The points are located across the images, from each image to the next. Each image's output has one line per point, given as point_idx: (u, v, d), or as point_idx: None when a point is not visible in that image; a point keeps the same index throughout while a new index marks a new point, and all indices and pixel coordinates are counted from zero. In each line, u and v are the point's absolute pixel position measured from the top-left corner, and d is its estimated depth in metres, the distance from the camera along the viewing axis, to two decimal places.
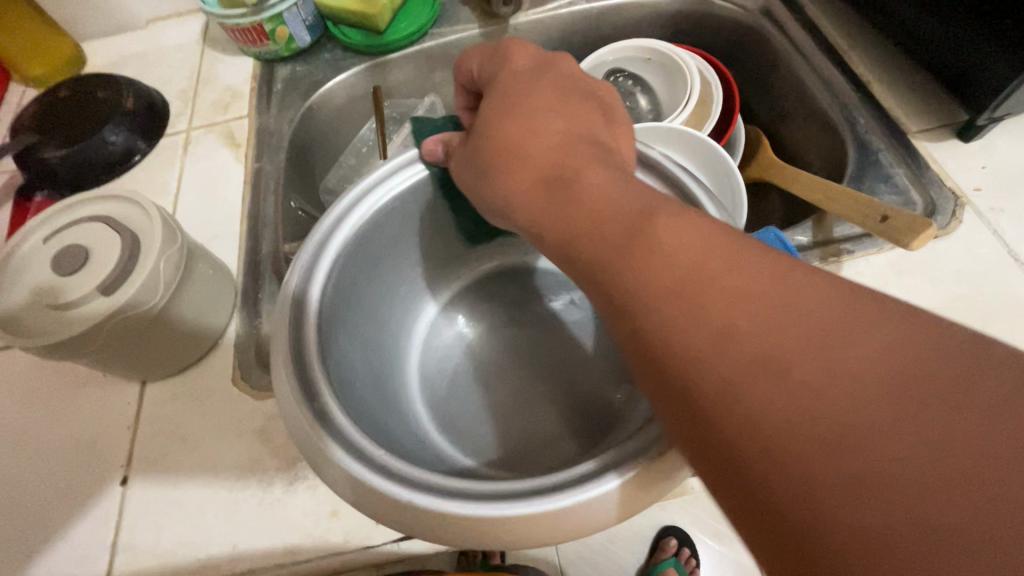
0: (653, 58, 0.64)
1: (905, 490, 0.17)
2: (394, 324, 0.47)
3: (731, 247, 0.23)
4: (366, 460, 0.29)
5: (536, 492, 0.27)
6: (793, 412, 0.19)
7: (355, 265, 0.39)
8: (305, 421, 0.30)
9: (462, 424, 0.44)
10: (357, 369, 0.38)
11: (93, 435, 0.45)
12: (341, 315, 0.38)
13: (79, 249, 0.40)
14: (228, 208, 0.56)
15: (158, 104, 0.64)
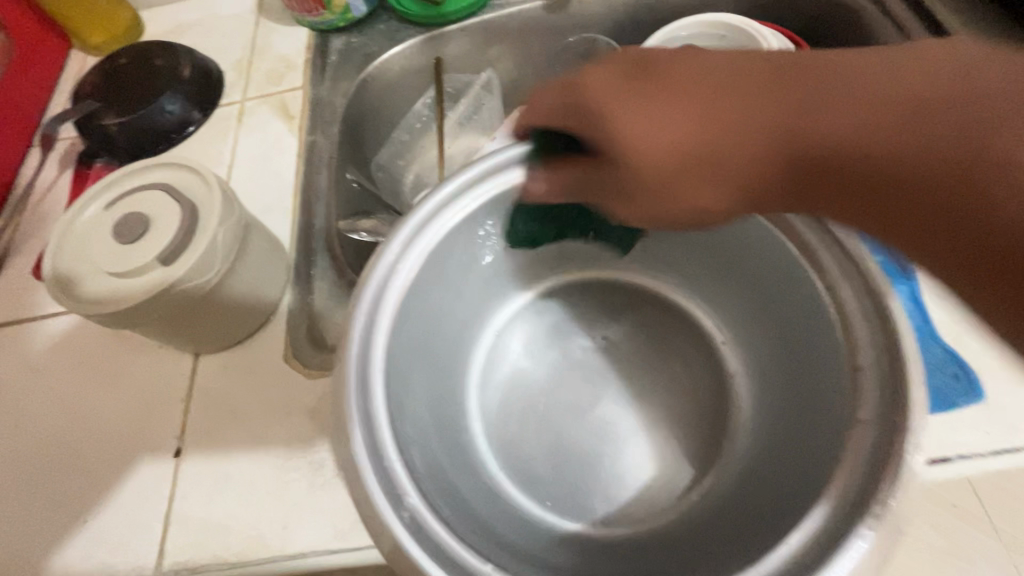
0: (728, 34, 0.59)
1: (929, 175, 0.24)
2: (465, 336, 0.45)
3: (819, 67, 0.28)
4: (425, 544, 0.28)
5: None
6: (884, 165, 0.25)
7: (415, 309, 0.36)
8: (366, 483, 0.29)
9: (529, 450, 0.44)
10: (421, 403, 0.37)
11: (149, 403, 0.45)
12: (409, 342, 0.36)
13: (140, 218, 0.39)
14: (281, 180, 0.55)
15: (214, 73, 0.63)
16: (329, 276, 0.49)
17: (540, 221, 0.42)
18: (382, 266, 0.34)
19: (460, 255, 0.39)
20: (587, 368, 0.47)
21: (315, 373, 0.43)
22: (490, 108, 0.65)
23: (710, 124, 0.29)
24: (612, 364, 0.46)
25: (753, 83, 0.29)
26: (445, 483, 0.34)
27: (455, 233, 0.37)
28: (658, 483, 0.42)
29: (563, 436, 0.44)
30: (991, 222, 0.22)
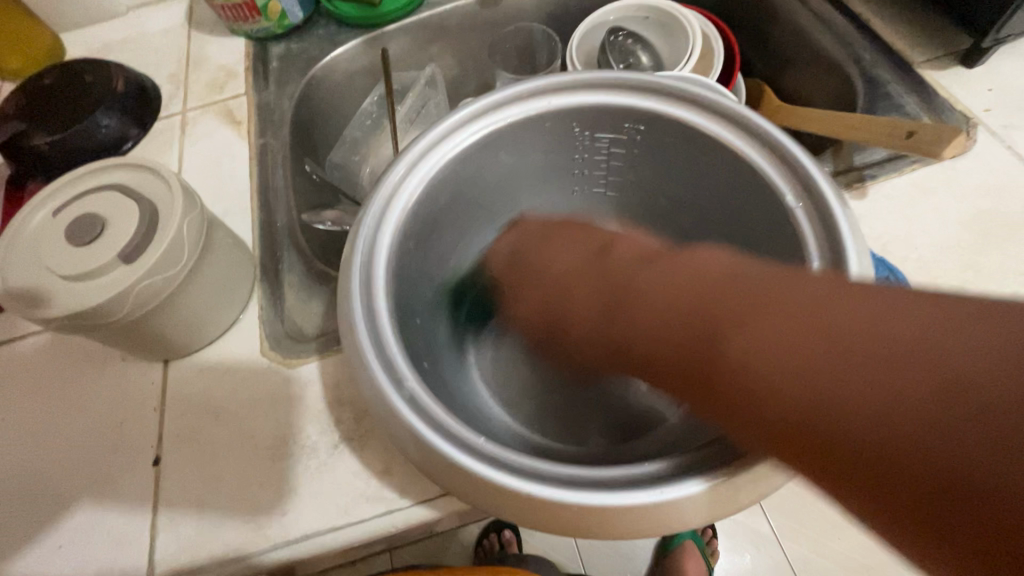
0: (651, 16, 0.64)
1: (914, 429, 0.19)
2: (461, 273, 0.50)
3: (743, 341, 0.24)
4: (422, 414, 0.31)
5: (650, 483, 0.28)
6: (870, 450, 0.19)
7: (413, 237, 0.41)
8: (366, 355, 0.32)
9: (508, 383, 0.48)
10: (420, 316, 0.42)
11: (119, 417, 0.42)
12: (412, 257, 0.41)
13: (96, 218, 0.38)
14: (233, 182, 0.54)
15: (149, 88, 0.62)
16: (299, 271, 0.50)
17: (517, 167, 0.47)
18: (385, 193, 0.39)
19: (461, 189, 0.45)
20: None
21: (293, 362, 0.43)
22: (436, 103, 0.67)
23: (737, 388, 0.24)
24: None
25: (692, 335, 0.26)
26: (438, 384, 0.37)
27: (448, 169, 0.41)
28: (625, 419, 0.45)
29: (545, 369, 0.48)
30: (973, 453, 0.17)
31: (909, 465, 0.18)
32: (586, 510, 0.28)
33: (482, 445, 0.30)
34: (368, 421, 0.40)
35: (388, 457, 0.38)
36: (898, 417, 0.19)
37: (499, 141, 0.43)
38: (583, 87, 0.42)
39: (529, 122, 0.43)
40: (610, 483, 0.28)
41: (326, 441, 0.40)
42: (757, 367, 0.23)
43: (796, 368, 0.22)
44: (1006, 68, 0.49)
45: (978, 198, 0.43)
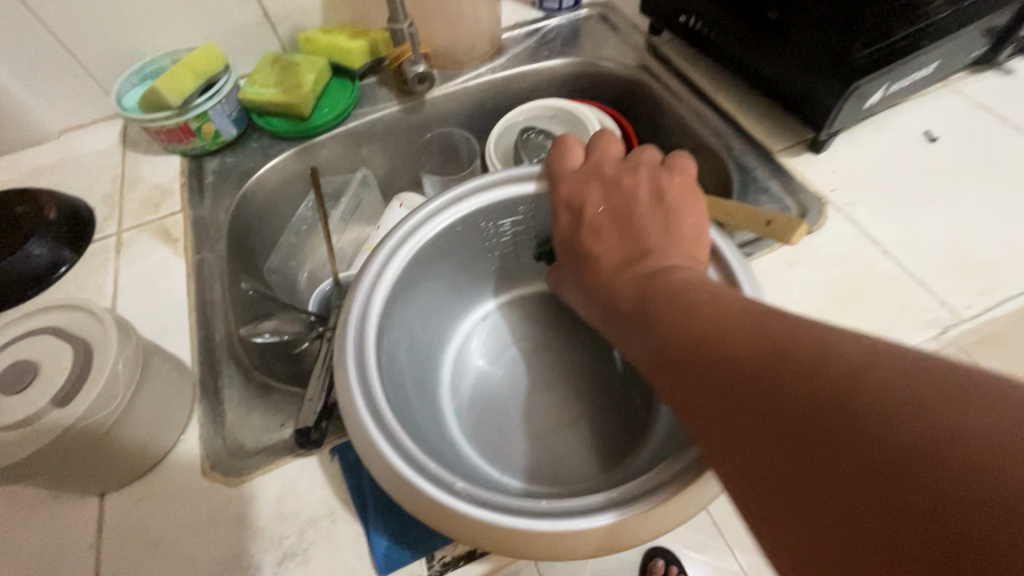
0: (557, 114, 0.72)
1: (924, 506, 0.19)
2: (436, 336, 0.53)
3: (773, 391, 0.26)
4: (404, 456, 0.34)
5: (593, 509, 0.33)
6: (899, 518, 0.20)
7: (393, 308, 0.43)
8: (363, 421, 0.35)
9: (483, 432, 0.49)
10: (404, 381, 0.44)
11: (52, 560, 0.42)
12: (394, 338, 0.44)
13: (28, 363, 0.39)
14: (171, 300, 0.56)
15: (83, 211, 0.64)
16: (237, 384, 0.51)
17: (480, 241, 0.51)
18: (367, 277, 0.41)
19: (435, 265, 0.48)
20: (540, 351, 0.55)
21: (236, 480, 0.44)
22: (370, 202, 0.73)
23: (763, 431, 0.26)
24: (561, 350, 0.54)
25: (724, 367, 0.28)
26: (422, 438, 0.41)
27: (426, 249, 0.45)
28: (600, 447, 0.47)
29: (520, 419, 0.50)
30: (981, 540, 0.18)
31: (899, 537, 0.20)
32: (551, 534, 0.32)
33: (450, 478, 0.34)
34: (312, 532, 0.41)
35: (331, 567, 0.39)
36: (908, 461, 0.20)
37: (463, 225, 0.47)
38: (540, 178, 0.47)
39: (496, 207, 0.47)
40: (563, 513, 0.33)
41: (272, 557, 0.40)
42: (802, 366, 0.25)
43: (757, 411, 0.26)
44: (845, 152, 0.59)
45: (833, 267, 0.51)
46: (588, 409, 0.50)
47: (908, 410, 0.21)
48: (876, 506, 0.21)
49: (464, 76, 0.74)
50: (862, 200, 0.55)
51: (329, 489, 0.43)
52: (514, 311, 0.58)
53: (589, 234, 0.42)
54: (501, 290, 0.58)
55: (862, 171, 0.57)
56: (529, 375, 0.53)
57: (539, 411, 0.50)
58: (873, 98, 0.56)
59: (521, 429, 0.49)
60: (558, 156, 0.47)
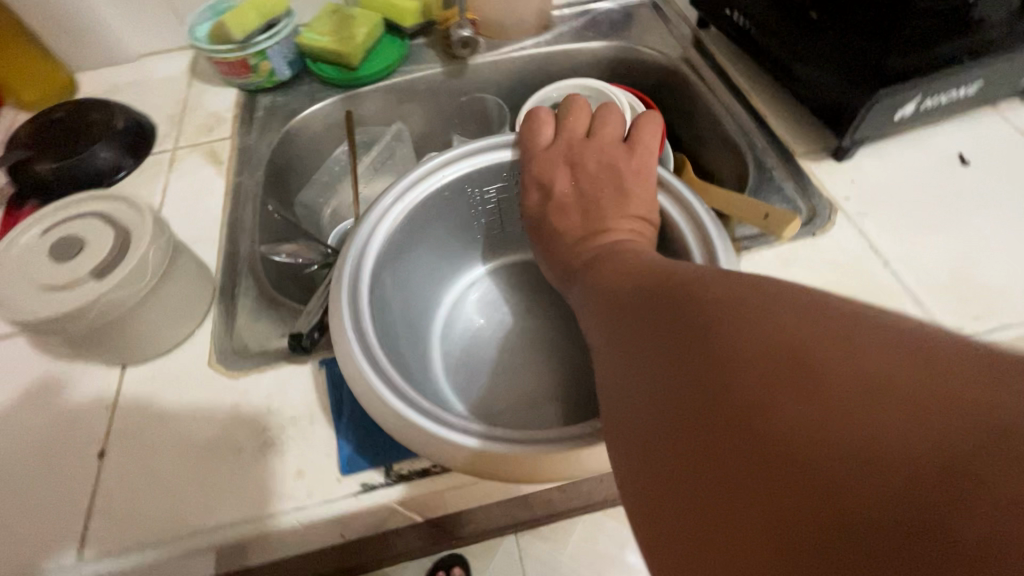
0: (591, 95, 0.74)
1: (868, 431, 0.19)
2: (433, 288, 0.57)
3: (720, 335, 0.25)
4: (377, 373, 0.38)
5: (545, 438, 0.36)
6: (848, 452, 0.19)
7: (391, 256, 0.47)
8: (348, 334, 0.39)
9: (465, 379, 0.53)
10: (395, 320, 0.48)
11: (76, 413, 0.48)
12: (386, 287, 0.47)
13: (77, 238, 0.45)
14: (207, 214, 0.61)
15: (147, 126, 0.71)
16: (251, 294, 0.56)
17: (481, 203, 0.54)
18: (369, 224, 0.45)
19: (435, 220, 0.52)
20: (529, 312, 0.58)
21: (236, 373, 0.49)
22: (401, 155, 0.77)
23: (708, 374, 0.25)
24: (550, 312, 0.57)
25: (678, 319, 0.28)
26: (402, 367, 0.45)
27: (425, 205, 0.49)
28: (572, 406, 0.50)
29: (500, 372, 0.53)
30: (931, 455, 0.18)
31: (846, 474, 0.19)
32: (490, 453, 0.35)
33: (412, 395, 0.38)
34: (291, 428, 0.46)
35: (302, 460, 0.44)
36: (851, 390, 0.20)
37: (461, 184, 0.50)
38: (517, 146, 0.50)
39: (481, 173, 0.50)
40: (514, 437, 0.36)
41: (251, 444, 0.45)
42: (746, 312, 0.25)
43: (702, 356, 0.25)
44: (868, 164, 0.58)
45: (829, 272, 0.51)
46: (568, 372, 0.52)
47: (845, 342, 0.22)
48: (822, 442, 0.20)
49: (507, 47, 0.77)
50: (875, 212, 0.54)
51: (313, 395, 0.47)
52: (510, 273, 0.61)
53: (570, 196, 0.44)
54: (495, 253, 0.61)
55: (882, 184, 0.56)
56: (515, 330, 0.56)
57: (518, 369, 0.53)
58: (906, 110, 0.54)
59: (501, 381, 0.53)
60: (527, 135, 0.48)
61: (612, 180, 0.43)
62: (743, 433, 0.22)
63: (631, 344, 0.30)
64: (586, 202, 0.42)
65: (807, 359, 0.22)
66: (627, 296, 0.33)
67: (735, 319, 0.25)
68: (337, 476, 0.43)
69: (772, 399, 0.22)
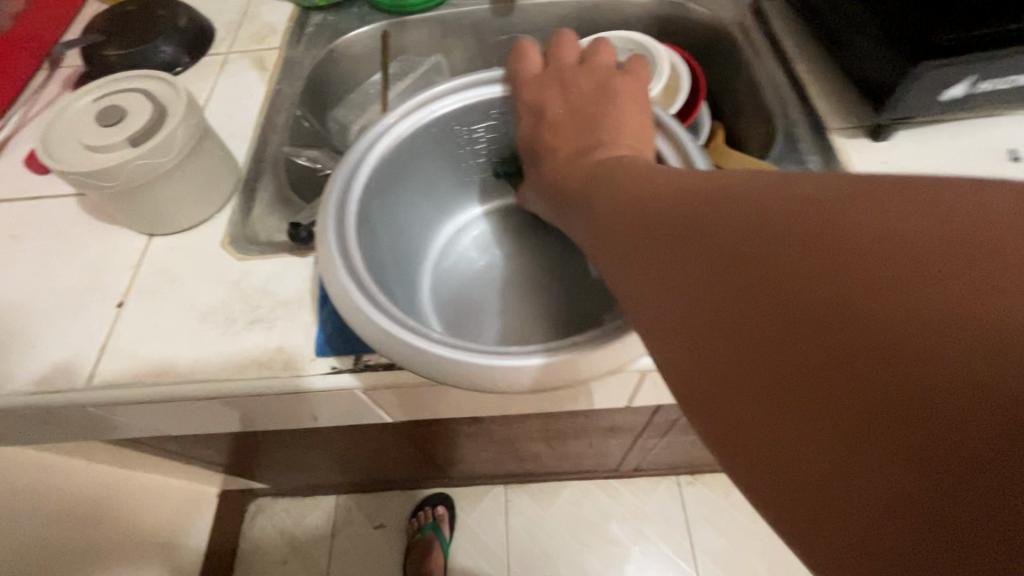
0: (632, 48, 0.72)
1: (897, 305, 0.19)
2: (428, 224, 0.56)
3: (749, 225, 0.25)
4: (348, 270, 0.39)
5: (500, 353, 0.37)
6: (863, 322, 0.20)
7: (383, 184, 0.47)
8: (327, 223, 0.41)
9: (458, 308, 0.53)
10: (385, 240, 0.48)
11: (104, 267, 0.54)
12: (376, 212, 0.46)
13: (119, 108, 0.49)
14: (245, 114, 0.66)
15: (206, 29, 0.75)
16: (270, 193, 0.61)
17: (474, 141, 0.53)
18: (357, 153, 0.45)
19: (426, 158, 0.51)
20: (525, 250, 0.56)
21: (244, 256, 0.54)
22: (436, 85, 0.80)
23: (733, 260, 0.25)
24: (546, 248, 0.56)
25: (706, 214, 0.27)
26: (385, 279, 0.45)
27: (416, 137, 0.48)
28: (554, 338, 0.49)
29: (491, 304, 0.53)
30: (947, 326, 0.18)
31: (865, 347, 0.20)
32: (445, 365, 0.37)
33: (382, 301, 0.39)
34: (281, 309, 0.50)
35: (284, 337, 0.48)
36: (882, 271, 0.20)
37: (451, 119, 0.49)
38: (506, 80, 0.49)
39: (470, 109, 0.49)
40: (472, 351, 0.37)
41: (245, 317, 0.50)
42: (775, 207, 0.25)
43: (726, 248, 0.25)
44: (905, 149, 0.54)
45: None
46: (552, 304, 0.51)
47: (883, 224, 0.21)
48: (846, 314, 0.20)
49: None
50: None
51: (305, 284, 0.51)
52: (507, 213, 0.60)
53: (567, 115, 0.43)
54: (491, 195, 0.59)
55: (914, 170, 0.53)
56: (506, 269, 0.55)
57: (507, 298, 0.53)
58: (954, 91, 0.50)
59: (492, 313, 0.52)
60: (514, 63, 0.48)
61: (606, 108, 0.41)
62: (768, 314, 0.23)
63: (645, 248, 0.29)
64: (579, 125, 0.41)
65: (839, 242, 0.21)
66: (630, 217, 0.32)
67: (767, 208, 0.25)
68: (311, 357, 0.47)
69: (799, 277, 0.22)
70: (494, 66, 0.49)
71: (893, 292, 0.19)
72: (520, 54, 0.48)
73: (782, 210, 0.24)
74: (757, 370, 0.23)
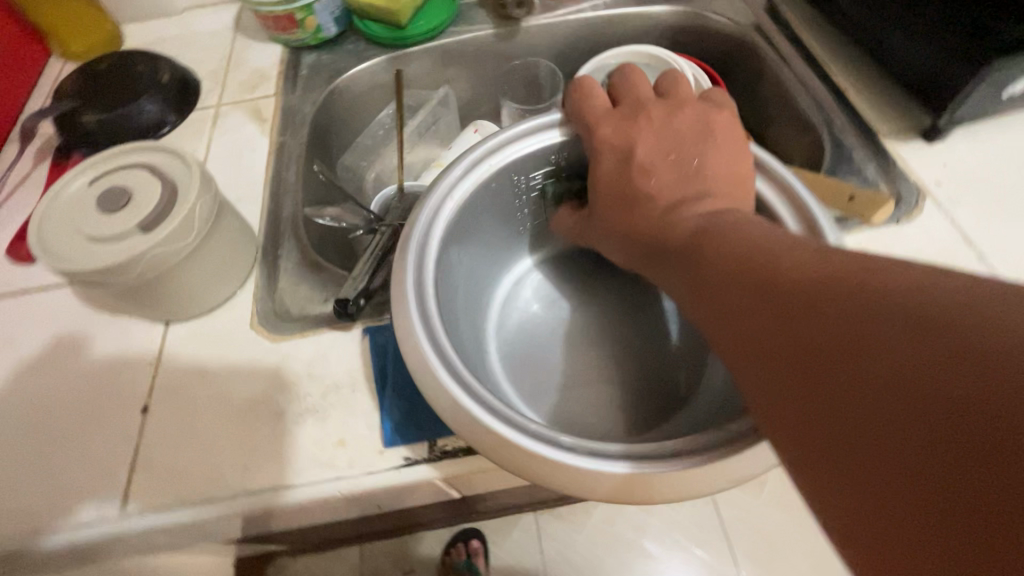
0: (652, 63, 0.68)
1: (980, 423, 0.19)
2: (485, 283, 0.52)
3: (819, 308, 0.25)
4: (444, 361, 0.35)
5: (633, 458, 0.33)
6: (940, 434, 0.19)
7: (449, 248, 0.42)
8: (408, 308, 0.36)
9: (532, 376, 0.48)
10: (455, 313, 0.43)
11: (119, 367, 0.48)
12: (446, 282, 0.42)
13: (124, 190, 0.43)
14: (250, 173, 0.60)
15: (190, 81, 0.69)
16: (293, 259, 0.55)
17: (530, 190, 0.49)
18: (422, 218, 0.40)
19: (484, 213, 0.47)
20: (588, 305, 0.53)
21: (279, 338, 0.48)
22: (446, 122, 0.75)
23: (799, 343, 0.25)
24: (609, 305, 0.53)
25: (784, 284, 0.27)
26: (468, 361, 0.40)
27: (478, 191, 0.44)
28: (639, 410, 0.46)
29: (566, 370, 0.49)
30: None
31: (942, 459, 0.19)
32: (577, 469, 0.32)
33: (489, 396, 0.34)
34: (333, 396, 0.45)
35: (343, 429, 0.43)
36: (965, 383, 0.19)
37: (511, 172, 0.45)
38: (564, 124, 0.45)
39: (529, 157, 0.45)
40: (602, 453, 0.33)
41: (293, 409, 0.44)
42: (855, 290, 0.24)
43: (796, 329, 0.25)
44: (964, 148, 0.52)
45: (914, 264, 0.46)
46: (630, 371, 0.49)
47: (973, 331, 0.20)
48: (921, 420, 0.20)
49: (562, 9, 0.72)
50: (969, 200, 0.49)
51: (355, 364, 0.46)
52: (560, 262, 0.56)
53: (641, 160, 0.39)
54: (543, 243, 0.56)
55: (978, 171, 0.51)
56: (574, 325, 0.52)
57: (582, 365, 0.49)
58: (1016, 87, 0.49)
59: (573, 383, 0.48)
60: (580, 96, 0.44)
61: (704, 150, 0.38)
62: (837, 404, 0.23)
63: (718, 311, 0.30)
64: (671, 178, 0.38)
65: (915, 342, 0.21)
66: (713, 275, 0.31)
67: (842, 292, 0.24)
68: (379, 449, 0.42)
69: (871, 374, 0.22)
70: (555, 111, 0.46)
71: (976, 410, 0.19)
72: (584, 89, 0.45)
73: (857, 296, 0.24)
74: (825, 459, 0.23)
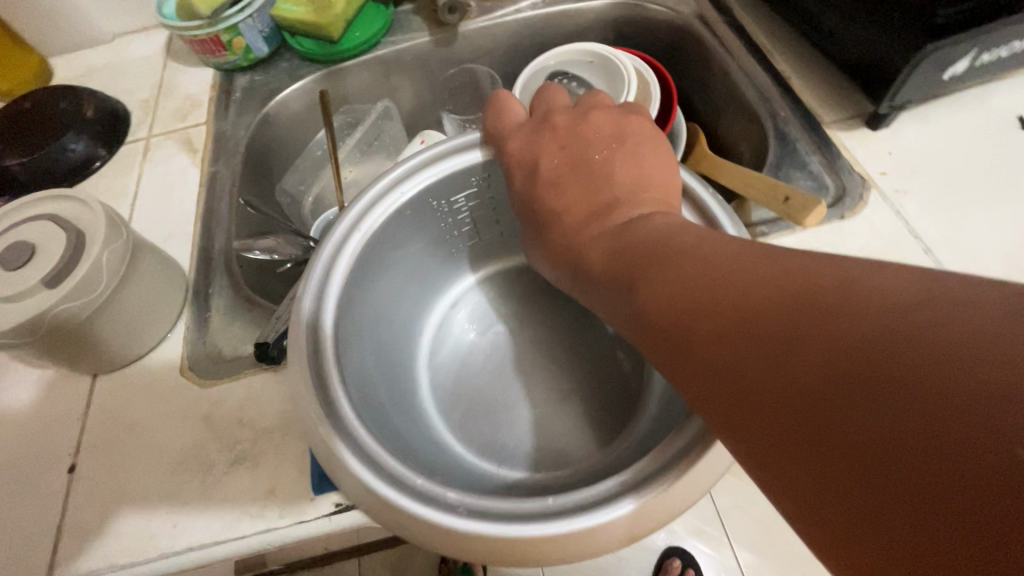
0: (594, 60, 0.65)
1: (866, 335, 0.19)
2: (414, 313, 0.50)
3: (715, 277, 0.25)
4: (334, 418, 0.33)
5: (556, 513, 0.30)
6: (837, 359, 0.19)
7: (358, 285, 0.40)
8: (303, 363, 0.34)
9: (463, 409, 0.47)
10: (369, 355, 0.41)
11: (47, 424, 0.46)
12: (356, 323, 0.40)
13: (26, 244, 0.42)
14: (182, 208, 0.58)
15: (120, 113, 0.67)
16: (225, 295, 0.53)
17: (453, 213, 0.48)
18: (323, 258, 0.38)
19: (402, 244, 0.45)
20: (526, 329, 0.51)
21: (208, 382, 0.46)
22: (390, 134, 0.72)
23: (703, 309, 0.25)
24: (549, 324, 0.51)
25: (678, 268, 0.27)
26: (381, 412, 0.38)
27: (390, 223, 0.42)
28: (582, 436, 0.44)
29: (501, 399, 0.47)
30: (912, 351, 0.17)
31: (847, 385, 0.19)
32: (485, 537, 0.29)
33: (387, 460, 0.32)
34: (264, 441, 0.43)
35: (274, 478, 0.41)
36: (844, 308, 0.20)
37: (428, 197, 0.43)
38: (482, 144, 0.44)
39: (445, 181, 0.43)
40: (520, 515, 0.30)
41: (223, 459, 0.43)
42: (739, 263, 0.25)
43: (698, 301, 0.25)
44: (910, 134, 0.51)
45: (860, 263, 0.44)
46: (573, 393, 0.47)
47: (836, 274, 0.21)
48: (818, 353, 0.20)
49: (500, 10, 0.70)
50: (915, 189, 0.48)
51: (287, 406, 0.44)
52: (497, 284, 0.55)
53: (555, 179, 0.38)
54: (479, 266, 0.54)
55: (924, 157, 0.49)
56: (511, 349, 0.50)
57: (518, 392, 0.47)
58: (957, 68, 0.46)
59: (510, 414, 0.46)
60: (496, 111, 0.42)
61: (613, 166, 0.36)
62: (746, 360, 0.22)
63: (633, 301, 0.29)
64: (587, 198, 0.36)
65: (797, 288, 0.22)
66: (624, 273, 0.30)
67: (732, 264, 0.25)
68: (311, 496, 0.40)
69: (768, 321, 0.22)
70: (471, 132, 0.44)
71: (860, 324, 0.19)
72: (498, 102, 0.43)
73: (744, 266, 0.25)
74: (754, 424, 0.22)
